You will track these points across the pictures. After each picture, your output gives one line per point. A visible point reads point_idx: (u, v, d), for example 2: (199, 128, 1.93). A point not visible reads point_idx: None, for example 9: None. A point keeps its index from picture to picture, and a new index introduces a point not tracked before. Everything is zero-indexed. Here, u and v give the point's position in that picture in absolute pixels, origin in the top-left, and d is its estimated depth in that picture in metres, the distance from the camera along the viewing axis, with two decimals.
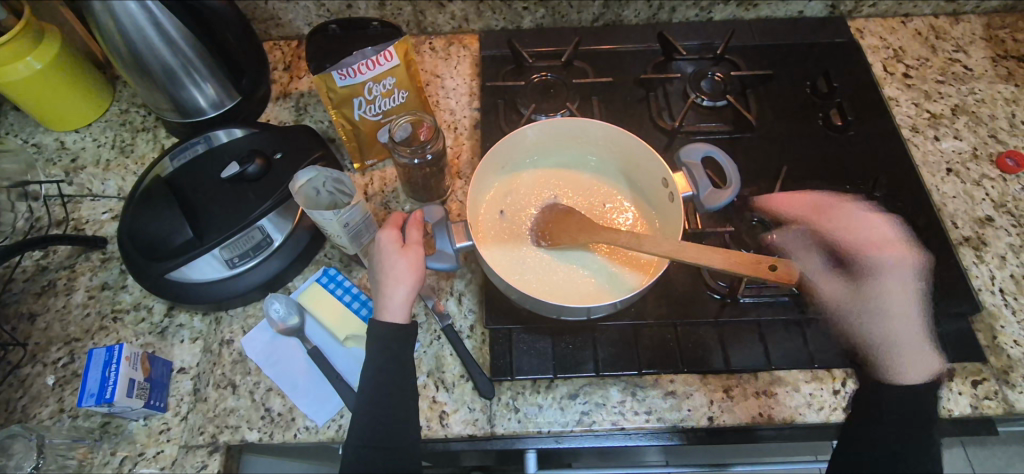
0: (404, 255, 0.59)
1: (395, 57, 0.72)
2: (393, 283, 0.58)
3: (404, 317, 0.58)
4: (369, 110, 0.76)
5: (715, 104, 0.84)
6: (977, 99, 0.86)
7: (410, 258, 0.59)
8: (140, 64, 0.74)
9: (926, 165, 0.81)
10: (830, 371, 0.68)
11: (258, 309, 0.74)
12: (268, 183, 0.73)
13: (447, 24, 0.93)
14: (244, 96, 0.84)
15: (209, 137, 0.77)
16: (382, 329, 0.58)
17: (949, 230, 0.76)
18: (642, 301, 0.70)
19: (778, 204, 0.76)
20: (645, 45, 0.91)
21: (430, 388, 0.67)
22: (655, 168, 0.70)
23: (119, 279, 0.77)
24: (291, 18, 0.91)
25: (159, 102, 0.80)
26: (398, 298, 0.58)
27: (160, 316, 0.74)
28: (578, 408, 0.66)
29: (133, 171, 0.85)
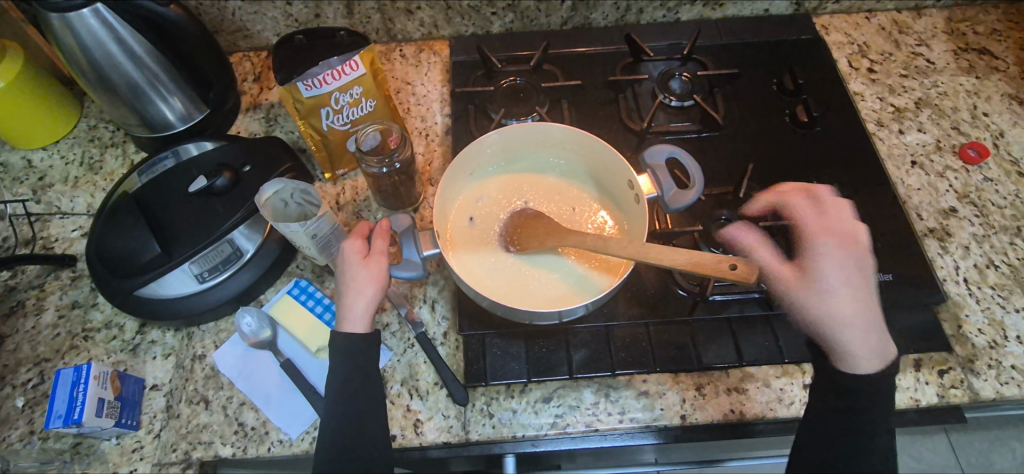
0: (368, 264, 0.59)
1: (360, 66, 0.72)
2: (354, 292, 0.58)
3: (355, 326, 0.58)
4: (337, 120, 0.75)
5: (683, 104, 0.84)
6: (940, 92, 0.88)
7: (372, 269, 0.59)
8: (104, 79, 0.74)
9: (891, 158, 0.83)
10: (800, 366, 0.69)
11: (230, 324, 0.73)
12: (236, 196, 0.73)
13: (417, 30, 0.93)
14: (213, 109, 0.83)
15: (178, 151, 0.77)
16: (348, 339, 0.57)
17: (915, 222, 0.77)
18: (613, 302, 0.71)
19: (746, 201, 0.77)
20: (614, 47, 0.91)
21: (404, 396, 0.67)
22: (621, 169, 0.71)
23: (89, 297, 0.76)
24: (259, 29, 0.91)
25: (126, 118, 0.80)
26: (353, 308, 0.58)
27: (132, 333, 0.73)
28: (553, 411, 0.66)
29: (102, 187, 0.84)
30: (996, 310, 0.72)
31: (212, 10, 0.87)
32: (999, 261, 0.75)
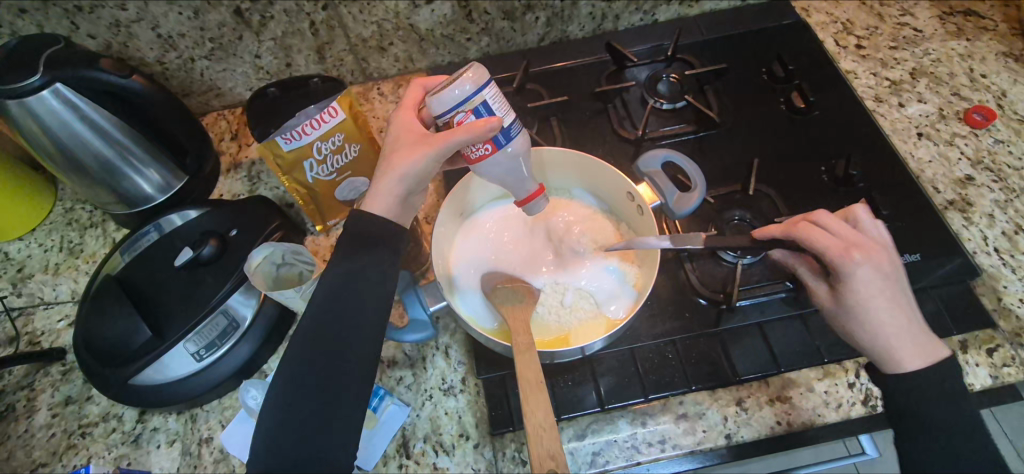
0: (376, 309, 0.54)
1: (339, 112, 0.69)
2: (365, 340, 0.53)
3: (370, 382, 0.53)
4: (322, 171, 0.72)
5: (675, 106, 0.82)
6: (933, 59, 0.86)
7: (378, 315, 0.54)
8: (73, 160, 0.70)
9: (896, 133, 0.80)
10: (841, 364, 0.65)
11: (235, 399, 0.69)
12: (226, 264, 0.69)
13: (393, 66, 0.91)
14: (192, 175, 0.80)
15: (160, 223, 0.72)
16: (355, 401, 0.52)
17: (933, 196, 0.74)
18: (635, 322, 0.67)
19: (757, 198, 0.74)
20: (595, 57, 0.89)
21: (428, 454, 0.62)
22: (619, 182, 0.66)
23: (83, 391, 0.71)
24: (230, 86, 0.88)
25: (102, 197, 0.76)
26: (366, 360, 0.53)
27: (133, 423, 0.69)
28: (589, 449, 0.62)
29: (85, 271, 0.80)
30: None
31: (180, 73, 0.84)
32: None
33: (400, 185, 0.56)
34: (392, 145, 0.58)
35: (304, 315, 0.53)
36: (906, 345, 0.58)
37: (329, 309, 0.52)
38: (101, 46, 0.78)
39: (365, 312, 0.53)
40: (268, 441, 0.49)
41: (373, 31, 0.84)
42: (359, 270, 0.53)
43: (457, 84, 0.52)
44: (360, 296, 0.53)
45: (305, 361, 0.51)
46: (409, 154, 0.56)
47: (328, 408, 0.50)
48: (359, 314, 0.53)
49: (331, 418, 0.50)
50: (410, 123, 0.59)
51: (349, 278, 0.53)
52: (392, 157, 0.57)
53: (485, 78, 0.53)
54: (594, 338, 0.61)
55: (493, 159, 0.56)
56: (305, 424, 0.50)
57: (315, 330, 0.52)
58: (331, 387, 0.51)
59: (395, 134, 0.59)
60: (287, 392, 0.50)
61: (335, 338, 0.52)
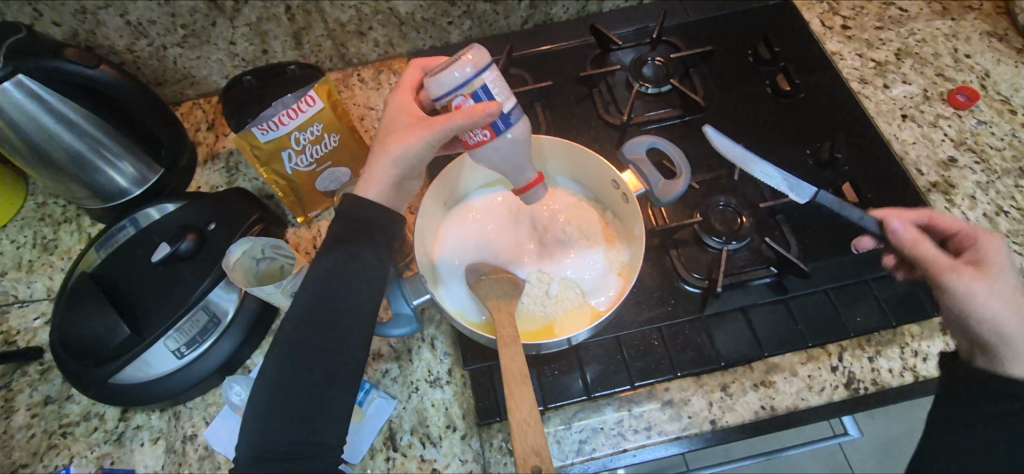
0: (367, 301, 0.53)
1: (317, 101, 0.67)
2: (354, 330, 0.52)
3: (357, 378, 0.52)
4: (300, 162, 0.71)
5: (660, 90, 0.81)
6: (918, 39, 0.85)
7: (368, 304, 0.53)
8: (43, 155, 0.68)
9: (881, 115, 0.80)
10: (824, 349, 0.66)
11: (218, 396, 0.69)
12: (205, 259, 0.67)
13: (373, 52, 0.89)
14: (168, 167, 0.78)
15: (137, 218, 0.71)
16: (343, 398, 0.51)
17: (916, 178, 0.75)
18: (620, 310, 0.67)
19: (742, 183, 0.74)
20: (580, 40, 0.87)
21: (415, 446, 0.62)
22: (604, 171, 0.65)
23: (62, 390, 0.70)
24: (205, 74, 0.85)
25: (74, 192, 0.74)
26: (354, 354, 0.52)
27: (115, 421, 0.68)
28: (575, 438, 0.63)
29: (60, 267, 0.78)
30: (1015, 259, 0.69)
31: (152, 62, 0.81)
32: (1008, 207, 0.72)
33: (395, 169, 0.54)
34: (389, 128, 0.57)
35: (292, 306, 0.51)
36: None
37: (318, 300, 0.51)
38: (67, 34, 0.75)
39: (354, 301, 0.52)
40: (257, 437, 0.48)
41: (351, 16, 0.81)
42: (342, 265, 0.51)
43: (457, 67, 0.50)
44: (348, 286, 0.52)
45: (294, 358, 0.49)
46: (411, 131, 0.54)
47: (317, 404, 0.50)
48: (348, 303, 0.52)
49: (319, 411, 0.50)
50: (409, 105, 0.58)
51: (338, 267, 0.52)
52: (386, 140, 0.55)
53: (485, 62, 0.51)
54: (580, 329, 0.60)
55: (491, 145, 0.55)
56: (295, 417, 0.49)
57: (303, 321, 0.50)
58: (320, 379, 0.50)
59: (393, 115, 0.57)
60: (271, 390, 0.49)
61: (323, 333, 0.50)
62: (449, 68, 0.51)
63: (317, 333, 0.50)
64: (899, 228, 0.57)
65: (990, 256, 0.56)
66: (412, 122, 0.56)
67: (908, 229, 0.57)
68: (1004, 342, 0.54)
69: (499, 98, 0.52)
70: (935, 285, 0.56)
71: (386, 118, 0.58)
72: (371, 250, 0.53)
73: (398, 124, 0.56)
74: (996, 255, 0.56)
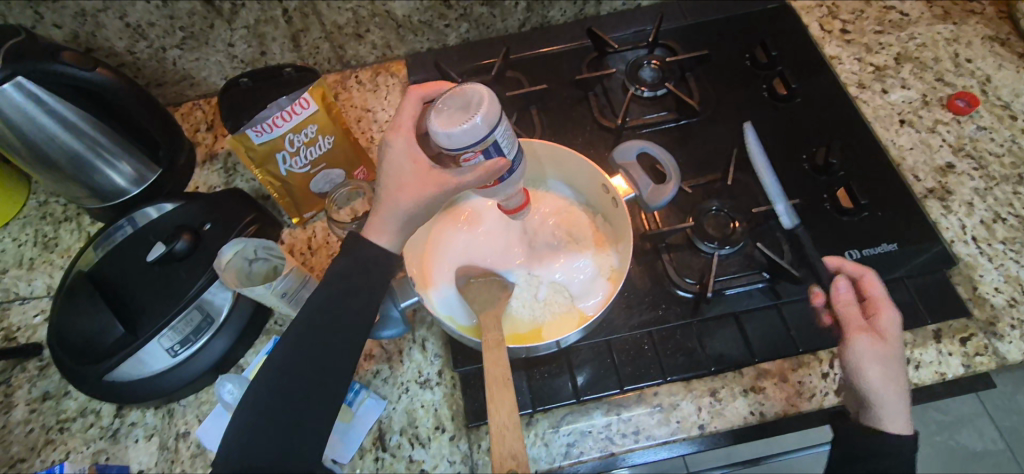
0: (364, 316, 0.53)
1: (311, 103, 0.68)
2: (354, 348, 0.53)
3: (344, 383, 0.53)
4: (295, 164, 0.71)
5: (656, 94, 0.80)
6: (918, 44, 0.84)
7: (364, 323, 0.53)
8: (42, 155, 0.69)
9: (878, 120, 0.79)
10: (816, 355, 0.65)
11: (211, 394, 0.70)
12: (200, 259, 0.68)
13: (371, 54, 0.89)
14: (166, 167, 0.79)
15: (134, 217, 0.71)
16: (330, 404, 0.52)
17: (913, 184, 0.74)
18: (610, 314, 0.67)
19: (736, 188, 0.74)
20: (577, 43, 0.87)
21: (404, 447, 0.63)
22: (594, 175, 0.65)
23: (60, 386, 0.71)
24: (204, 75, 0.86)
25: (74, 191, 0.75)
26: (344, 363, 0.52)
27: (110, 418, 0.69)
28: (563, 440, 0.63)
29: (60, 265, 0.79)
30: (1011, 266, 0.68)
31: (152, 63, 0.82)
32: (1006, 214, 0.71)
33: (408, 220, 0.54)
34: (395, 177, 0.54)
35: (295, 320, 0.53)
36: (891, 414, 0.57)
37: (319, 318, 0.52)
38: (67, 36, 0.76)
39: (352, 320, 0.53)
40: (243, 446, 0.49)
41: (348, 19, 0.82)
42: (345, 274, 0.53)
43: (472, 126, 0.48)
44: (352, 306, 0.53)
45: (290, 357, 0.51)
46: (422, 185, 0.53)
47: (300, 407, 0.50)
48: (349, 321, 0.53)
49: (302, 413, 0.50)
50: (413, 149, 0.54)
51: (342, 285, 0.53)
52: (395, 193, 0.53)
53: (498, 115, 0.49)
54: (568, 333, 0.60)
55: (492, 188, 0.56)
56: (282, 428, 0.50)
57: (303, 336, 0.52)
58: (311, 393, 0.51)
59: (398, 160, 0.54)
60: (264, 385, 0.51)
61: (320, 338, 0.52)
62: (460, 123, 0.48)
63: (316, 348, 0.52)
64: (840, 285, 0.62)
65: (891, 329, 0.59)
66: (419, 170, 0.54)
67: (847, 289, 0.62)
68: (871, 403, 0.58)
69: (507, 152, 0.52)
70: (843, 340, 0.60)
71: (385, 163, 0.55)
72: (370, 260, 0.53)
73: (401, 173, 0.54)
74: (896, 330, 0.59)
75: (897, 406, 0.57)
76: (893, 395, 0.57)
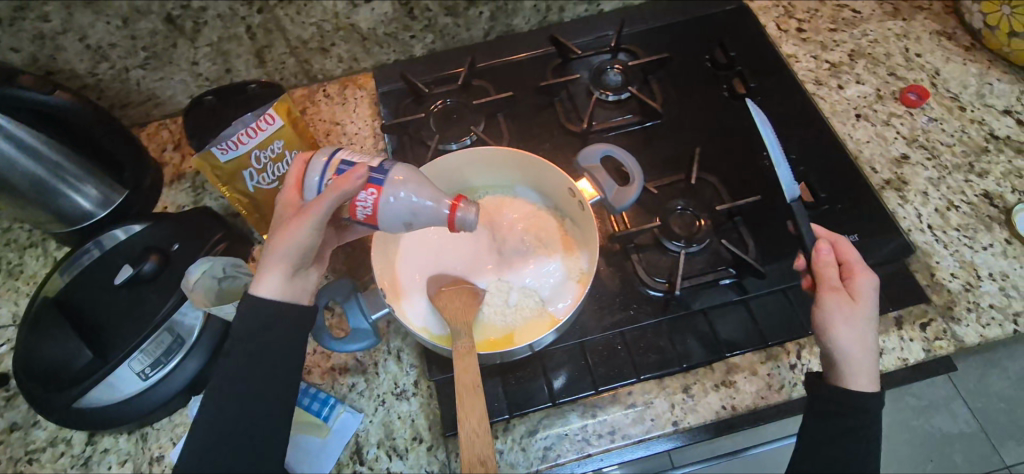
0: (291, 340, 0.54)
1: (276, 119, 0.68)
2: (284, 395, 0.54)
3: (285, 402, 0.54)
4: (262, 180, 0.71)
5: (620, 97, 0.82)
6: (871, 40, 0.87)
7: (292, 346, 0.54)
8: (2, 182, 0.68)
9: (835, 115, 0.82)
10: (783, 347, 0.67)
11: (186, 416, 0.69)
12: (168, 280, 0.68)
13: (337, 67, 0.89)
14: (132, 189, 0.78)
15: (101, 240, 0.70)
16: (273, 444, 0.54)
17: (870, 176, 0.76)
18: (581, 317, 0.68)
19: (700, 186, 0.75)
20: (542, 50, 0.89)
21: (382, 460, 0.63)
22: (558, 179, 0.66)
23: (28, 416, 0.70)
24: (169, 95, 0.86)
25: (38, 216, 0.74)
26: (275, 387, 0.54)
27: (81, 446, 0.68)
28: (540, 444, 0.63)
29: (25, 292, 0.78)
30: (965, 252, 0.71)
31: (114, 84, 0.82)
32: (960, 202, 0.74)
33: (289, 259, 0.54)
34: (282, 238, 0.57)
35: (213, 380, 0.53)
36: (857, 371, 0.57)
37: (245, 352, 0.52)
38: (26, 60, 0.74)
39: (280, 346, 0.54)
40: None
41: (313, 33, 0.82)
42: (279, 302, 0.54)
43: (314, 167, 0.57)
44: (276, 334, 0.53)
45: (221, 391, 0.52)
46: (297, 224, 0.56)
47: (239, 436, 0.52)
48: (275, 352, 0.53)
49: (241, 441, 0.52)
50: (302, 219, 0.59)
51: (255, 339, 0.53)
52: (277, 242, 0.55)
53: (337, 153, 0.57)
54: (540, 335, 0.61)
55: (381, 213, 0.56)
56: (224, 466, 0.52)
57: (230, 373, 0.52)
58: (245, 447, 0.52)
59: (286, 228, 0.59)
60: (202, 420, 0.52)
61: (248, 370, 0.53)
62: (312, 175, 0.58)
63: (244, 390, 0.53)
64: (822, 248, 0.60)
65: (862, 290, 0.58)
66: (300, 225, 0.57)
67: (830, 251, 0.60)
68: (839, 364, 0.57)
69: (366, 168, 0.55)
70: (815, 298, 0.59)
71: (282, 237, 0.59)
72: None
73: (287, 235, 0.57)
74: (867, 291, 0.58)
75: (863, 363, 0.57)
76: (860, 354, 0.57)
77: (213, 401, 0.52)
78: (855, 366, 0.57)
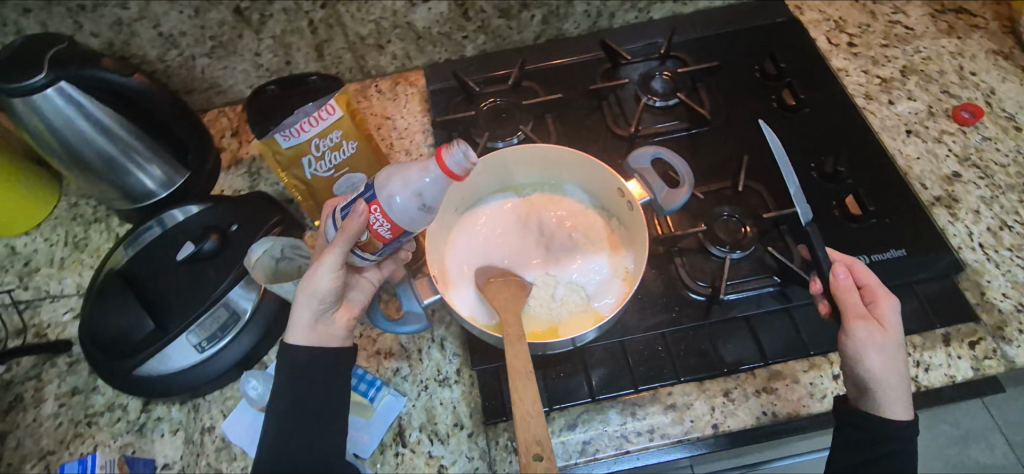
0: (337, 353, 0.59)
1: (336, 109, 0.70)
2: (338, 406, 0.59)
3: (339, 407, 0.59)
4: (319, 168, 0.74)
5: (668, 103, 0.83)
6: (924, 57, 0.87)
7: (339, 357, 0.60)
8: (78, 157, 0.72)
9: (886, 130, 0.81)
10: (827, 357, 0.67)
11: (236, 390, 0.72)
12: (227, 258, 0.71)
13: (391, 64, 0.92)
14: (194, 171, 0.81)
15: (163, 218, 0.74)
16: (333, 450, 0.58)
17: (920, 192, 0.76)
18: (624, 317, 0.68)
19: (747, 194, 0.75)
20: (590, 55, 0.90)
21: (424, 443, 0.64)
22: (609, 179, 0.67)
23: (88, 381, 0.73)
24: (231, 84, 0.89)
25: (106, 192, 0.78)
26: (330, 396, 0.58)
27: (137, 413, 0.71)
28: (579, 438, 0.64)
29: (89, 265, 0.82)
30: (1018, 273, 0.70)
31: (182, 71, 0.86)
32: (1013, 222, 0.73)
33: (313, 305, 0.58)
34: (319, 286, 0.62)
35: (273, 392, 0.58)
36: (891, 399, 0.57)
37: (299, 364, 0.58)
38: (103, 44, 0.79)
39: (328, 358, 0.59)
40: None
41: (371, 30, 0.85)
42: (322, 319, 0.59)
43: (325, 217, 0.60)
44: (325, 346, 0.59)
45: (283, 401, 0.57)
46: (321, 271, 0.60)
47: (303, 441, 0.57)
48: (325, 363, 0.59)
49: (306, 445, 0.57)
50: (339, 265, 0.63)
51: (310, 353, 0.58)
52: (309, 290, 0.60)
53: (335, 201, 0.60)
54: (583, 331, 0.62)
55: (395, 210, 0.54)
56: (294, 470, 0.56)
57: (288, 383, 0.57)
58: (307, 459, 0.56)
59: None
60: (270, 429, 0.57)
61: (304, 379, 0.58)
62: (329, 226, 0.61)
63: (303, 398, 0.57)
64: (840, 272, 0.60)
65: (886, 315, 0.59)
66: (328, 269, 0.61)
67: (848, 276, 0.60)
68: (873, 391, 0.57)
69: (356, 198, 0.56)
70: (842, 327, 0.58)
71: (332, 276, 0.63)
72: None
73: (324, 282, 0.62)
74: (892, 316, 0.59)
75: (897, 393, 0.57)
76: (893, 382, 0.57)
77: (276, 412, 0.57)
78: (890, 394, 0.57)
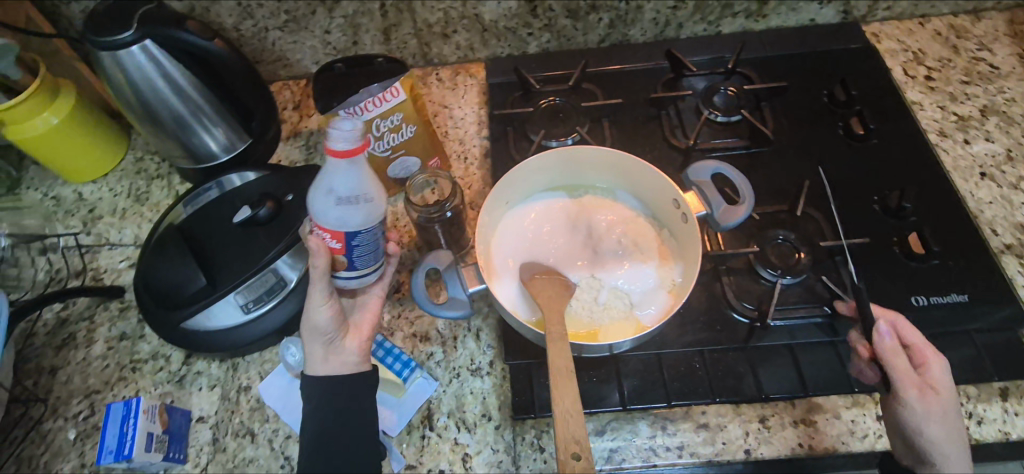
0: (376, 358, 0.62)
1: (401, 93, 0.71)
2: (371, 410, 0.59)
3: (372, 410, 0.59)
4: (377, 148, 0.75)
5: (729, 119, 0.81)
6: (1007, 98, 0.83)
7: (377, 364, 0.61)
8: (152, 114, 0.75)
9: (958, 170, 0.78)
10: (872, 396, 0.64)
11: (275, 354, 0.74)
12: (280, 226, 0.72)
13: (454, 54, 0.93)
14: (255, 138, 0.84)
15: (222, 181, 0.77)
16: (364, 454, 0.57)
17: (989, 238, 0.73)
18: (664, 329, 0.67)
19: (803, 220, 0.73)
20: (653, 63, 0.89)
21: (451, 429, 0.65)
22: (666, 189, 0.67)
23: (136, 329, 0.76)
24: (298, 58, 0.92)
25: (172, 150, 0.81)
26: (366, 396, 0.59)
27: (178, 364, 0.74)
28: (606, 445, 0.64)
29: (148, 218, 0.85)
30: None
31: (254, 42, 0.89)
32: None
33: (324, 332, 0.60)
34: None
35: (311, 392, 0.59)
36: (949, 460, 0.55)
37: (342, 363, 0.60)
38: (185, 9, 0.82)
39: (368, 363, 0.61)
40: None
41: (439, 18, 0.86)
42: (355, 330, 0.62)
43: None
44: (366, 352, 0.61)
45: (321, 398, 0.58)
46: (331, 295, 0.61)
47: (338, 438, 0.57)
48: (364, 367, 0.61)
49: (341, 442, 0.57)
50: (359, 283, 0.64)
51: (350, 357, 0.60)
52: None
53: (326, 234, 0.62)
54: (623, 339, 0.61)
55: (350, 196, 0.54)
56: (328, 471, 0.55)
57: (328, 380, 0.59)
58: (340, 462, 0.55)
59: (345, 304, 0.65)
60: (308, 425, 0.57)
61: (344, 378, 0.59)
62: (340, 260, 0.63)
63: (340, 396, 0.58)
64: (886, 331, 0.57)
65: (937, 376, 0.57)
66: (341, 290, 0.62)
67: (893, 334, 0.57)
68: (923, 450, 0.55)
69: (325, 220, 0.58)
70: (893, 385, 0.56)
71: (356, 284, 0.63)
72: None
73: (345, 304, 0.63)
74: (942, 377, 0.57)
75: (952, 454, 0.55)
76: (948, 444, 0.55)
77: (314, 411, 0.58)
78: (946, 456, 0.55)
